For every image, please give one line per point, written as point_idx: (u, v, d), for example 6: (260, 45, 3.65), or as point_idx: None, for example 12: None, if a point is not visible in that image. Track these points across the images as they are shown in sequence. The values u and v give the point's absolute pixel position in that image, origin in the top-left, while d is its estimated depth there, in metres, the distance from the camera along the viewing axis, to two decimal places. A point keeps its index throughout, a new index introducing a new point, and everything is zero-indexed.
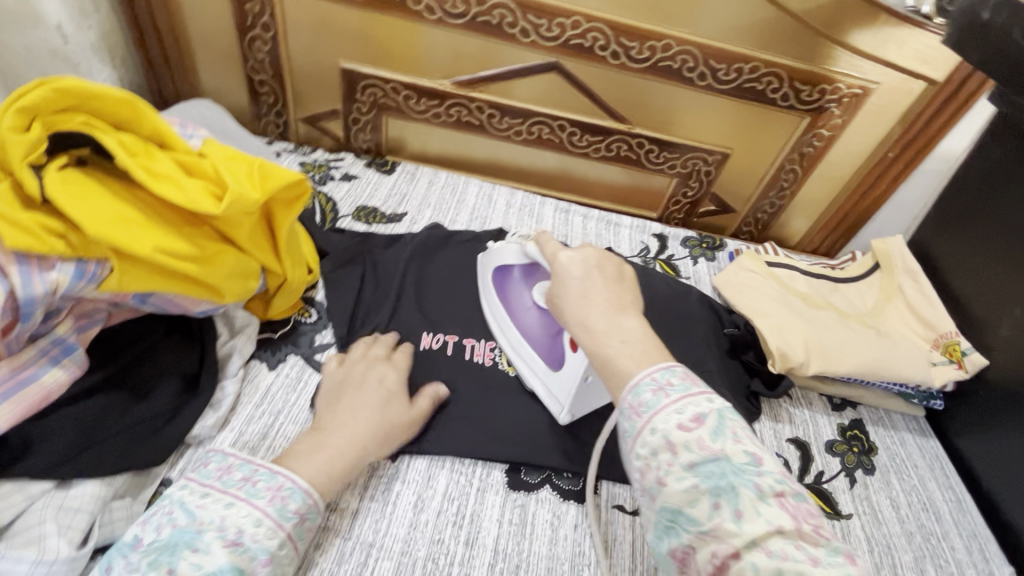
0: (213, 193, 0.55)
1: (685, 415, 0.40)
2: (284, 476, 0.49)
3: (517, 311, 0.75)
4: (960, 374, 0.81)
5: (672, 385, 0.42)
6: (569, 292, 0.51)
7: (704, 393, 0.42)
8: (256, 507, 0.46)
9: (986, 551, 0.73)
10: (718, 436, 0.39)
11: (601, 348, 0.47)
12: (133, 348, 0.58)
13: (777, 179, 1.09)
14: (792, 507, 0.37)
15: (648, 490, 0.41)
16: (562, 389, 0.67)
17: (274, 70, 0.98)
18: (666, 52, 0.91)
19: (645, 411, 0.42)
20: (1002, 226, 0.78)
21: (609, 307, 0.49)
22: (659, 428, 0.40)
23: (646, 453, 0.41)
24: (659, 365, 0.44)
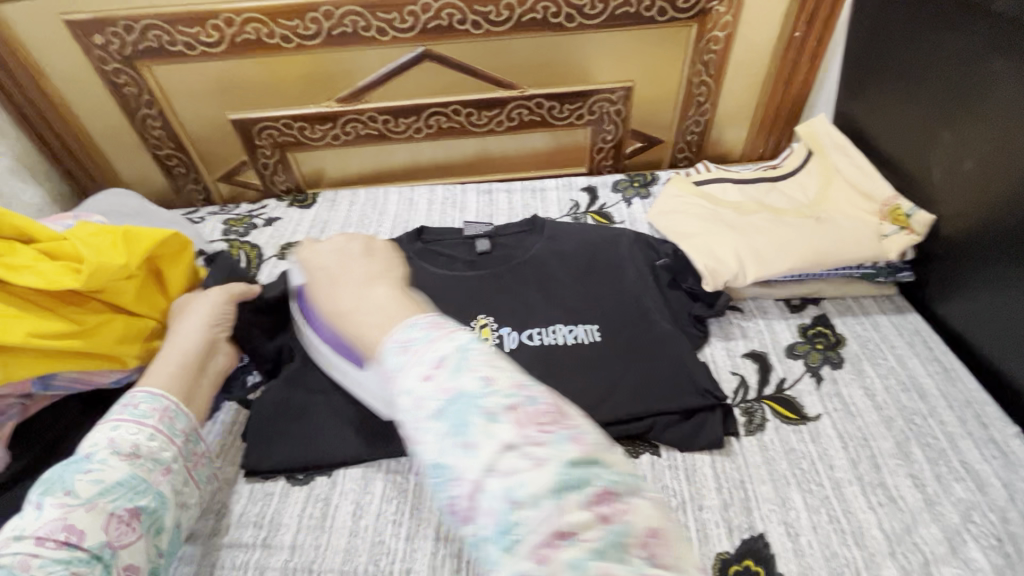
0: (77, 269, 0.58)
1: (428, 363, 0.36)
2: (168, 399, 0.57)
3: (317, 324, 0.64)
4: (914, 239, 0.74)
5: (417, 338, 0.38)
6: (320, 291, 0.49)
7: (445, 335, 0.38)
8: (146, 425, 0.54)
9: (984, 417, 0.67)
10: (456, 372, 0.35)
11: (354, 321, 0.44)
12: (51, 433, 0.61)
13: (692, 96, 1.04)
14: (527, 417, 0.33)
15: (417, 457, 0.36)
16: (371, 388, 0.60)
17: (175, 143, 1.02)
18: (525, 6, 0.89)
19: (393, 373, 0.38)
20: (905, 70, 0.72)
21: (362, 280, 0.48)
22: (404, 388, 0.36)
23: (402, 419, 0.36)
24: (402, 325, 0.40)
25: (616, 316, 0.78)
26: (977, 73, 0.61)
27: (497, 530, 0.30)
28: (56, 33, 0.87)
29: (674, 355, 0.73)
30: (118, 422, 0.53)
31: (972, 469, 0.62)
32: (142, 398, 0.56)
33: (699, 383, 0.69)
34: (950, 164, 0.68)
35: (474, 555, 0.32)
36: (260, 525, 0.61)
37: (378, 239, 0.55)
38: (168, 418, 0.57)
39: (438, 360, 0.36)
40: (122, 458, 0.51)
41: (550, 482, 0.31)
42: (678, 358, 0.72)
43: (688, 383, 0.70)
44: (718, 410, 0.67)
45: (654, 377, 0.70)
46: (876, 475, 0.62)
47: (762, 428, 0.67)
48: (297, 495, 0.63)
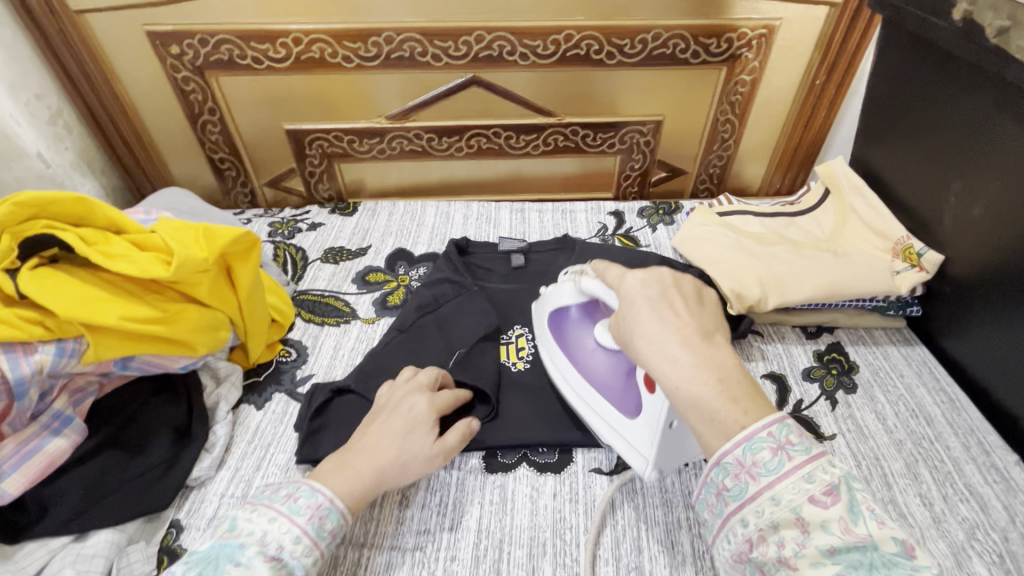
0: (165, 260, 0.63)
1: (816, 485, 0.42)
2: (324, 497, 0.54)
3: (581, 357, 0.71)
4: (923, 276, 0.80)
5: (793, 445, 0.43)
6: (643, 315, 0.52)
7: (825, 459, 0.43)
8: (296, 524, 0.52)
9: (987, 444, 0.72)
10: (854, 516, 0.41)
11: (692, 386, 0.46)
12: (126, 410, 0.66)
13: (717, 132, 1.11)
14: None
15: (770, 565, 0.42)
16: (644, 439, 0.61)
17: (230, 148, 1.08)
18: (570, 42, 0.97)
19: (764, 476, 0.43)
20: (920, 122, 0.79)
21: (694, 334, 0.49)
22: (784, 499, 0.42)
23: (764, 523, 0.42)
24: (772, 419, 0.44)
25: None
26: (987, 130, 0.68)
27: None
28: (135, 41, 0.94)
29: None
30: (276, 515, 0.52)
31: (975, 491, 0.67)
32: (302, 491, 0.54)
33: None
34: (959, 210, 0.75)
35: None
36: None
37: (706, 286, 0.55)
38: (321, 517, 0.53)
39: (834, 490, 0.42)
40: (266, 560, 0.49)
41: None
42: None
43: None
44: None
45: None
46: (887, 492, 0.67)
47: None
48: None
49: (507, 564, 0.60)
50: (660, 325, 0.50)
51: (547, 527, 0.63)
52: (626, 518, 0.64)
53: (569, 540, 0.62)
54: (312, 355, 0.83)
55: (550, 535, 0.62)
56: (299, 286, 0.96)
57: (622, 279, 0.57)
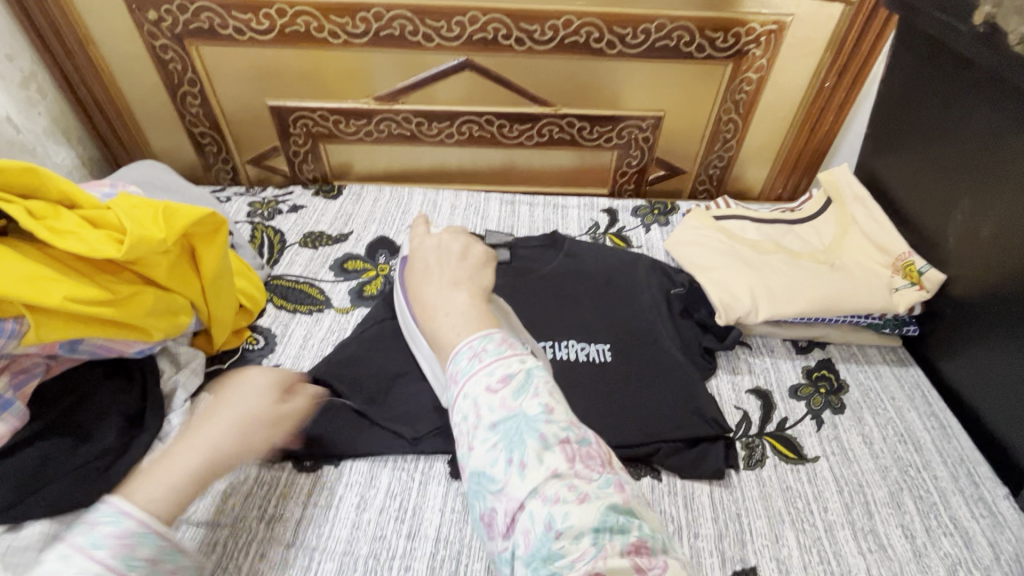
0: (118, 239, 0.59)
1: (494, 377, 0.45)
2: (134, 517, 0.45)
3: (410, 293, 0.71)
4: (923, 295, 0.76)
5: (487, 349, 0.48)
6: (415, 274, 0.60)
7: (516, 354, 0.48)
8: (94, 561, 0.41)
9: (976, 475, 0.69)
10: (519, 394, 0.44)
11: (433, 319, 0.54)
12: (74, 393, 0.62)
13: (719, 132, 1.06)
14: (577, 454, 0.42)
15: (469, 462, 0.43)
16: (441, 364, 0.64)
17: (211, 122, 1.04)
18: (570, 29, 0.92)
19: (462, 376, 0.47)
20: (931, 133, 0.74)
21: (445, 284, 0.57)
22: (470, 393, 0.45)
23: (460, 421, 0.45)
24: (478, 335, 0.50)
25: (627, 338, 0.80)
26: (1002, 145, 0.64)
27: (530, 552, 0.38)
28: (111, 4, 0.89)
29: (682, 382, 0.75)
30: None
31: (961, 525, 0.64)
32: None
33: (706, 413, 0.71)
34: (965, 228, 0.71)
35: (501, 555, 0.41)
36: (265, 508, 0.62)
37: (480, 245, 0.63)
38: None
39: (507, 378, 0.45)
40: None
41: (591, 517, 0.38)
42: (686, 386, 0.74)
43: (695, 411, 0.71)
44: (720, 441, 0.69)
45: (662, 402, 0.72)
46: (868, 521, 0.64)
47: (761, 463, 0.69)
48: (302, 482, 0.65)
49: None
50: (432, 280, 0.57)
51: None
52: None
53: None
54: (281, 344, 0.80)
55: None
56: (273, 270, 0.92)
57: (418, 245, 0.63)
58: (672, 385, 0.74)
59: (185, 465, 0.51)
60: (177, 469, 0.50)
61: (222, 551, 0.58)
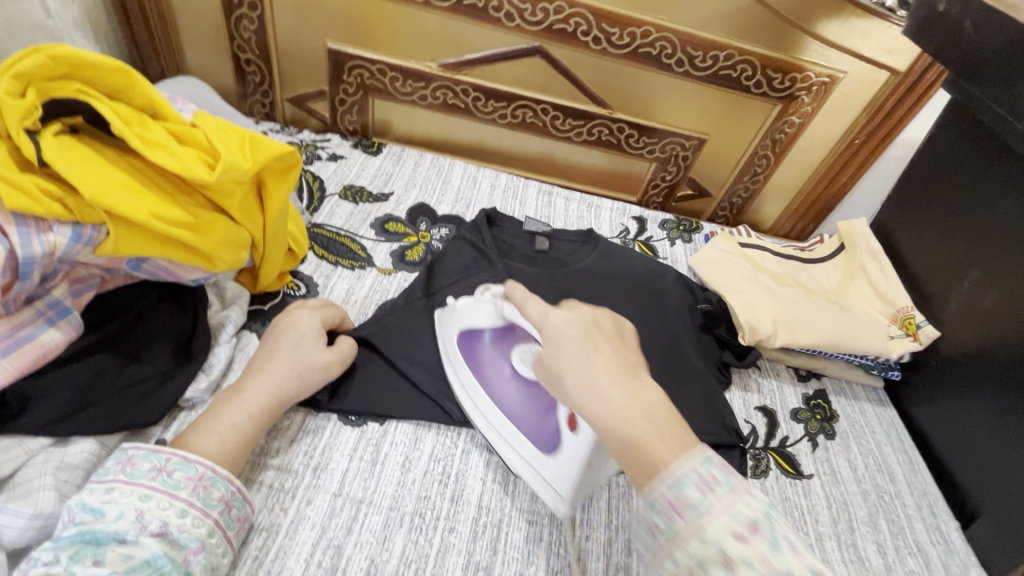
0: (206, 162, 0.57)
1: (739, 521, 0.38)
2: (205, 467, 0.51)
3: (494, 387, 0.68)
4: (915, 346, 0.87)
5: (716, 480, 0.41)
6: (569, 356, 0.49)
7: (746, 488, 0.41)
8: (178, 499, 0.48)
9: (936, 508, 0.79)
10: (776, 549, 0.37)
11: (629, 423, 0.44)
12: (127, 313, 0.60)
13: (751, 164, 1.13)
14: None
15: None
16: (564, 473, 0.61)
17: (261, 50, 1.00)
18: (646, 39, 0.95)
19: (689, 513, 0.39)
20: (960, 208, 0.85)
21: (617, 370, 0.47)
22: (711, 538, 0.38)
23: (691, 565, 0.38)
24: (698, 456, 0.42)
25: (657, 344, 0.85)
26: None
27: None
28: None
29: (703, 390, 0.81)
30: None
31: (922, 548, 0.73)
32: None
33: (725, 422, 0.78)
34: (969, 297, 0.82)
35: None
36: (311, 455, 0.62)
37: (621, 320, 0.54)
38: None
39: (756, 525, 0.38)
40: None
41: None
42: (707, 395, 0.80)
43: (714, 421, 0.77)
44: (735, 450, 0.76)
45: (686, 407, 0.78)
46: (850, 535, 0.72)
47: (765, 474, 0.76)
48: (348, 435, 0.65)
49: (505, 543, 0.60)
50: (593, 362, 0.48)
51: (545, 516, 0.63)
52: (620, 518, 0.65)
53: (564, 531, 0.62)
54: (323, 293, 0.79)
55: (548, 523, 0.63)
56: (314, 218, 0.90)
57: (549, 321, 0.52)
58: (694, 393, 0.80)
59: (247, 411, 0.57)
60: (232, 421, 0.55)
61: (269, 492, 0.59)
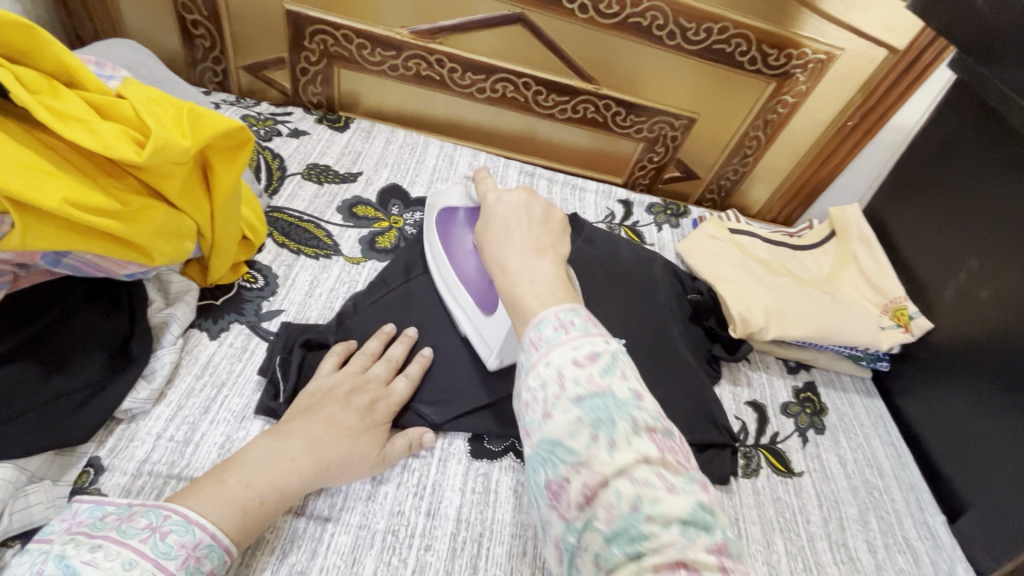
0: (134, 139, 0.49)
1: (581, 352, 0.39)
2: (204, 531, 0.43)
3: (457, 256, 0.70)
4: (907, 337, 0.85)
5: (574, 324, 0.41)
6: (489, 231, 0.51)
7: (602, 334, 0.41)
8: (165, 572, 0.40)
9: (923, 502, 0.78)
10: (608, 373, 0.38)
11: (511, 285, 0.45)
12: (50, 313, 0.52)
13: (741, 146, 1.08)
14: (661, 442, 0.37)
15: (533, 425, 0.38)
16: (495, 332, 0.64)
17: (209, 11, 0.89)
18: (636, 8, 0.88)
19: (543, 346, 0.40)
20: (959, 196, 0.82)
21: (527, 247, 0.48)
22: (553, 362, 0.39)
23: (534, 386, 0.38)
24: (563, 306, 0.42)
25: (646, 337, 0.80)
26: None
27: (615, 528, 0.33)
28: None
29: (694, 387, 0.77)
30: None
31: (911, 545, 0.72)
32: None
33: (716, 420, 0.74)
34: (964, 287, 0.80)
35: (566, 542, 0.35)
36: None
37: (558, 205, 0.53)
38: None
39: (595, 355, 0.38)
40: None
41: (681, 508, 0.33)
42: (697, 392, 0.76)
43: (706, 419, 0.74)
44: (727, 449, 0.73)
45: (676, 405, 0.74)
46: (841, 535, 0.70)
47: (756, 473, 0.73)
48: None
49: (486, 561, 0.55)
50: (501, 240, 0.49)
51: (530, 528, 0.59)
52: None
53: None
54: (283, 287, 0.71)
55: (533, 536, 0.58)
56: (273, 200, 0.82)
57: (488, 198, 0.53)
58: (685, 389, 0.76)
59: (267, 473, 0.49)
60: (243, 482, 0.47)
61: None
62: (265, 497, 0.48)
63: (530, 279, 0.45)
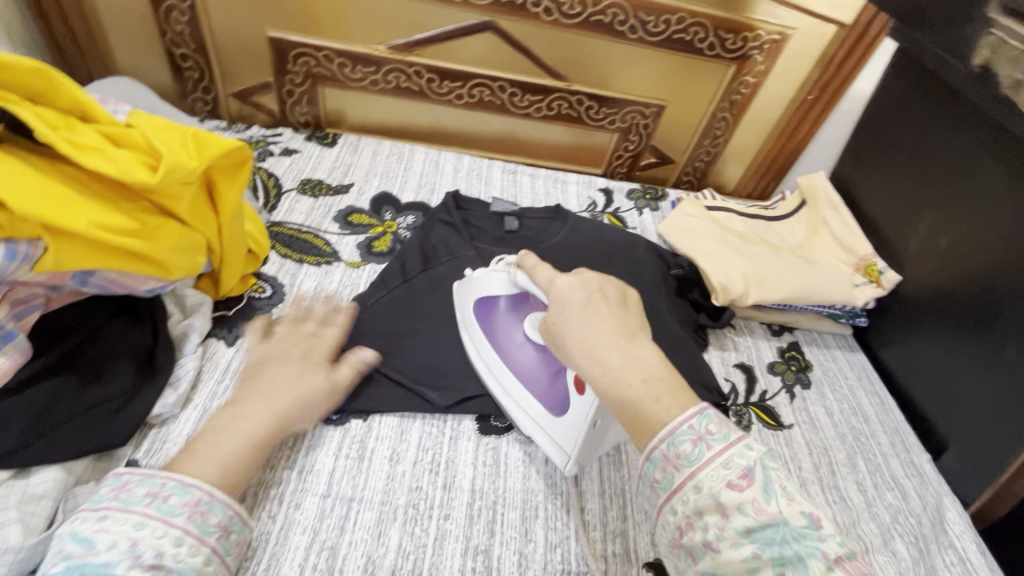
0: (147, 163, 0.54)
1: (735, 472, 0.40)
2: (201, 490, 0.46)
3: (506, 349, 0.69)
4: (879, 291, 0.90)
5: (712, 433, 0.41)
6: (574, 321, 0.48)
7: (740, 441, 0.41)
8: (173, 527, 0.44)
9: (908, 443, 0.82)
10: (769, 496, 0.39)
11: (623, 387, 0.44)
12: (80, 330, 0.56)
13: (711, 128, 1.14)
14: (850, 568, 0.37)
15: (698, 551, 0.39)
16: (568, 434, 0.61)
17: (196, 44, 0.95)
18: (597, 7, 0.94)
19: (685, 466, 0.40)
20: (912, 154, 0.88)
21: (618, 337, 0.46)
22: (706, 487, 0.40)
23: (687, 513, 0.40)
24: (693, 410, 0.42)
25: None
26: (973, 171, 0.78)
27: None
28: None
29: (684, 354, 0.82)
30: None
31: (898, 482, 0.77)
32: None
33: (705, 381, 0.79)
34: (925, 239, 0.85)
35: None
36: (294, 459, 0.61)
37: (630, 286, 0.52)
38: None
39: (750, 474, 0.39)
40: None
41: None
42: (687, 358, 0.81)
43: (696, 382, 0.79)
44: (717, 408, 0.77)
45: None
46: (832, 478, 0.75)
47: (748, 429, 0.78)
48: (331, 434, 0.64)
49: (501, 524, 0.60)
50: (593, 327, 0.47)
51: (539, 493, 0.63)
52: (612, 487, 0.65)
53: (561, 505, 0.63)
54: (290, 294, 0.76)
55: (543, 499, 0.63)
56: (272, 216, 0.87)
57: (561, 291, 0.51)
58: (675, 357, 0.81)
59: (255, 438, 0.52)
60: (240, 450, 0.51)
61: (254, 501, 0.57)
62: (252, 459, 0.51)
63: (643, 377, 0.44)
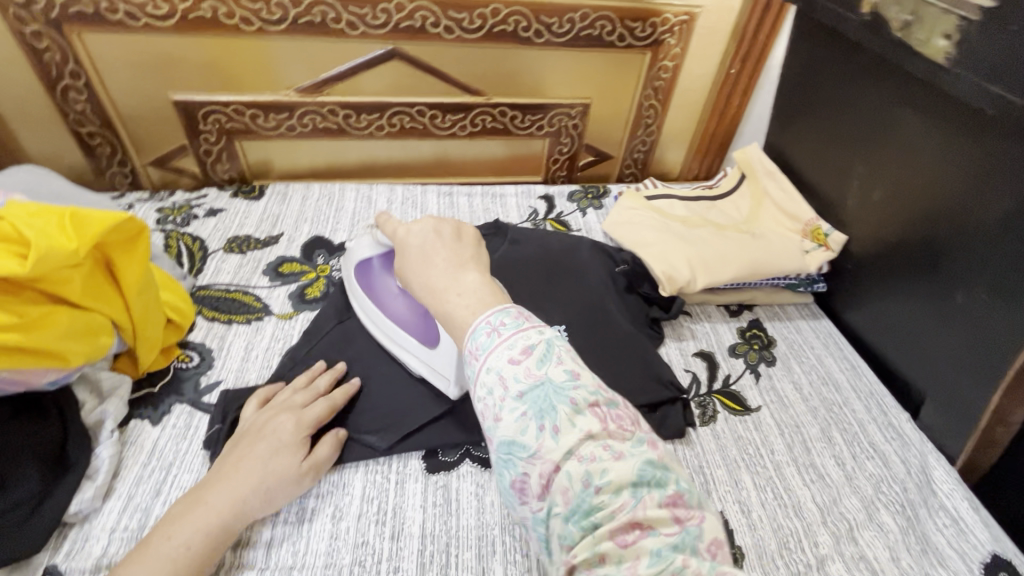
0: (15, 252, 0.51)
1: (515, 349, 0.42)
2: None
3: (385, 303, 0.72)
4: (830, 254, 0.87)
5: (506, 324, 0.44)
6: (410, 263, 0.53)
7: (533, 326, 0.44)
8: None
9: (885, 406, 0.79)
10: (543, 362, 0.41)
11: (444, 303, 0.48)
12: None
13: (641, 118, 1.12)
14: (606, 414, 0.40)
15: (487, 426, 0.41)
16: (446, 361, 0.66)
17: (101, 119, 0.93)
18: (497, 17, 0.93)
19: (481, 353, 0.43)
20: (835, 111, 0.86)
21: (449, 265, 0.51)
22: (493, 366, 0.42)
23: (483, 395, 0.41)
24: (495, 309, 0.45)
25: (582, 316, 0.82)
26: (892, 118, 0.76)
27: (574, 508, 0.36)
28: None
29: (637, 351, 0.79)
30: None
31: (878, 449, 0.73)
32: None
33: (661, 376, 0.76)
34: (862, 194, 0.83)
35: (538, 527, 0.38)
36: None
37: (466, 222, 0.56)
38: None
39: (528, 348, 0.41)
40: None
41: (628, 473, 0.37)
42: (640, 355, 0.78)
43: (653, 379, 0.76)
44: (677, 403, 0.74)
45: (622, 374, 0.76)
46: (807, 456, 0.71)
47: (714, 419, 0.75)
48: None
49: (455, 567, 0.56)
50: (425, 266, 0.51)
51: (494, 526, 0.60)
52: None
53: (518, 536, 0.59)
54: (218, 359, 0.73)
55: (499, 533, 0.59)
56: (198, 280, 0.84)
57: (403, 233, 0.56)
58: (628, 357, 0.78)
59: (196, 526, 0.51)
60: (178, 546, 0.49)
61: None
62: (191, 542, 0.50)
63: (459, 292, 0.48)
